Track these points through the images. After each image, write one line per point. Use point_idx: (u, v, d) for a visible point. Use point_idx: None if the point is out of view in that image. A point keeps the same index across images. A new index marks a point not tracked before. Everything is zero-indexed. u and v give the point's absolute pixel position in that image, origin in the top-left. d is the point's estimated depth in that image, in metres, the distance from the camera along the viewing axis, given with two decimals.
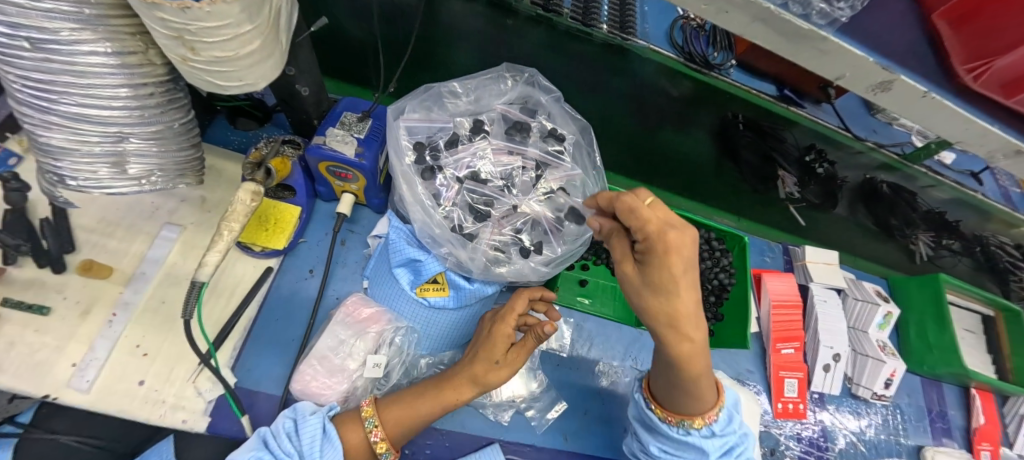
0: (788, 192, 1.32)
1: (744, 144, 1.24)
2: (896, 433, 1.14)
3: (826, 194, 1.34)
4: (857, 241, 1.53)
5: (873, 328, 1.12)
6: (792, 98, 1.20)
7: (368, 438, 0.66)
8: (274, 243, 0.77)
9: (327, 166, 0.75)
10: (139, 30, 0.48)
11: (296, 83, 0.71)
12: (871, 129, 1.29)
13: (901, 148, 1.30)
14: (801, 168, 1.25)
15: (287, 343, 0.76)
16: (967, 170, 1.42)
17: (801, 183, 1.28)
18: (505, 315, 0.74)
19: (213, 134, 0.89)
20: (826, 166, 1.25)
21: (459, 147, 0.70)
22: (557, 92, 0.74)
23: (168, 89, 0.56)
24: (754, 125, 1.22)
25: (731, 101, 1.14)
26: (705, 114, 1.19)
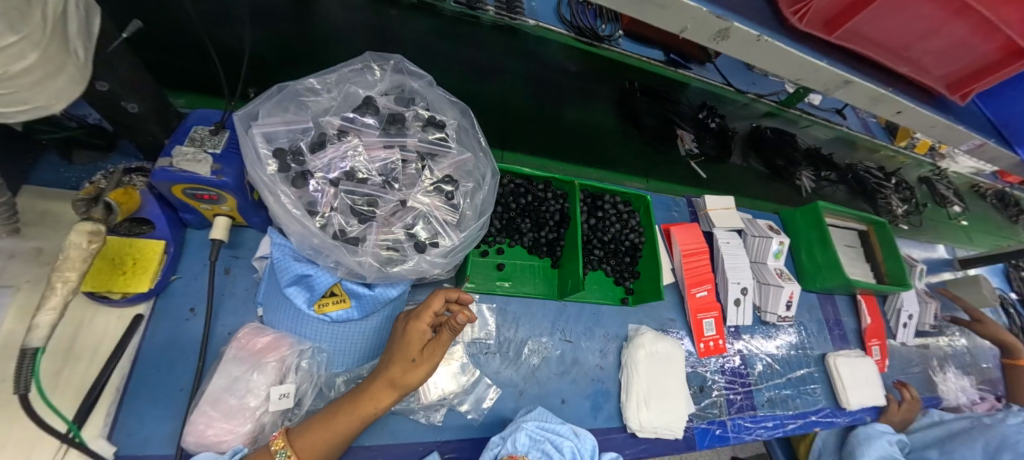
0: (688, 149, 1.42)
1: (643, 110, 1.30)
2: (803, 347, 1.28)
3: (721, 146, 1.44)
4: (753, 184, 1.66)
5: (770, 258, 1.24)
6: (679, 61, 1.24)
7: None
8: (137, 286, 0.67)
9: (183, 190, 0.66)
10: None
11: (120, 99, 0.61)
12: (752, 82, 1.38)
13: (777, 96, 1.41)
14: (695, 124, 1.37)
15: (176, 393, 0.68)
16: (832, 108, 1.58)
17: (699, 139, 1.39)
18: (418, 313, 0.72)
19: (40, 172, 0.75)
20: (718, 120, 1.38)
21: (328, 148, 0.65)
22: (428, 76, 0.74)
23: None
24: (650, 91, 1.29)
25: (625, 69, 1.19)
26: (604, 86, 1.26)
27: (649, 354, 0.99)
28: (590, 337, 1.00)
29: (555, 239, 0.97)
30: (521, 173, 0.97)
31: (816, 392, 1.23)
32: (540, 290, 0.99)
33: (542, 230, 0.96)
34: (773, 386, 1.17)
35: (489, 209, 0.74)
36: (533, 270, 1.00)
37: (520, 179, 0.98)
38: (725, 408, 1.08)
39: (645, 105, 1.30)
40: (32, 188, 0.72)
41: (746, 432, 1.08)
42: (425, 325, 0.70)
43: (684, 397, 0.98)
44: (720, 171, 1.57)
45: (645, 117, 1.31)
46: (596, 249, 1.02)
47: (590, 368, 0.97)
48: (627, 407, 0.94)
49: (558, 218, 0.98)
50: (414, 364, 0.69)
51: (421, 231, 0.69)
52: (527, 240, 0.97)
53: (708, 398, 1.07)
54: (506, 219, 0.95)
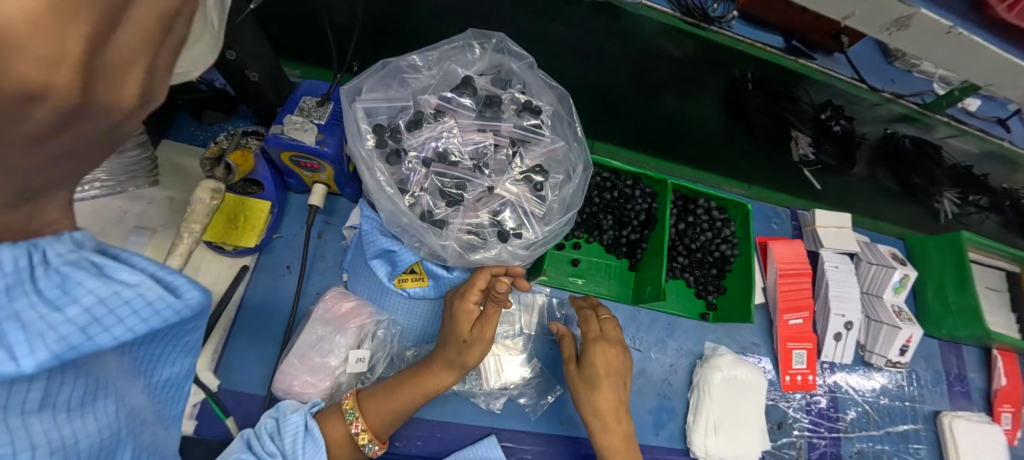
0: (802, 155, 1.25)
1: (754, 106, 1.16)
2: (912, 400, 1.10)
3: (844, 154, 1.23)
4: (872, 200, 1.43)
5: (888, 292, 1.06)
6: (801, 50, 1.08)
7: (350, 431, 0.64)
8: (245, 240, 0.72)
9: (290, 156, 0.70)
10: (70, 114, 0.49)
11: (245, 68, 0.66)
12: (888, 79, 1.14)
13: (920, 97, 1.16)
14: (815, 127, 1.16)
15: (269, 342, 0.74)
16: (992, 116, 1.24)
17: (817, 144, 1.20)
18: (463, 289, 0.64)
19: (176, 130, 0.83)
20: (843, 123, 1.15)
21: (424, 127, 0.64)
22: (530, 57, 0.69)
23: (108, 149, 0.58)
24: (763, 84, 1.11)
25: (736, 59, 1.04)
26: (712, 76, 1.09)
27: (726, 378, 0.90)
28: (661, 349, 0.93)
29: (637, 240, 0.91)
30: (610, 166, 0.91)
31: (919, 453, 1.06)
32: (614, 292, 0.94)
33: (624, 230, 0.91)
34: (866, 438, 1.03)
35: (578, 203, 0.70)
36: (608, 270, 0.94)
37: (608, 173, 0.92)
38: (805, 450, 0.97)
39: (755, 101, 1.14)
40: (170, 143, 0.81)
41: None
42: (471, 307, 0.63)
43: (760, 431, 0.89)
44: (835, 184, 1.38)
45: (754, 114, 1.18)
46: (681, 257, 0.94)
47: (656, 381, 0.91)
48: (693, 429, 0.88)
49: (643, 219, 0.91)
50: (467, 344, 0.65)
51: (507, 220, 0.67)
52: (607, 238, 0.92)
53: (786, 437, 0.96)
54: (587, 214, 0.91)
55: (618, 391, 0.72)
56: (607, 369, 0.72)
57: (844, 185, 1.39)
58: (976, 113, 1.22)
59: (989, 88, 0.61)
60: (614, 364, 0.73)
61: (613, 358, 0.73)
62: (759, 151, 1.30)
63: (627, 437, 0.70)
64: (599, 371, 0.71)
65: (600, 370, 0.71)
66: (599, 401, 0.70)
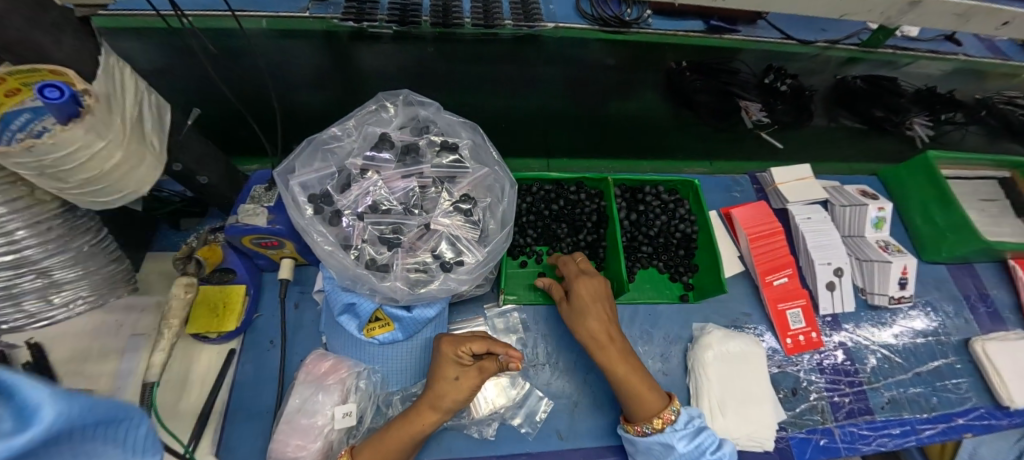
0: (756, 120, 1.22)
1: (697, 89, 1.13)
2: (935, 333, 1.04)
3: (798, 109, 1.21)
4: (843, 145, 1.35)
5: (868, 229, 1.05)
6: (723, 26, 1.09)
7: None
8: (226, 325, 0.79)
9: (250, 239, 0.77)
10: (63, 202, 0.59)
11: (196, 174, 0.75)
12: (818, 29, 1.15)
13: (856, 37, 1.15)
14: (762, 91, 1.16)
15: (264, 416, 0.78)
16: (938, 36, 1.22)
17: (770, 107, 1.19)
18: (456, 339, 0.74)
19: (158, 241, 0.93)
20: (790, 82, 1.15)
21: (353, 187, 0.71)
22: (436, 103, 0.77)
23: (70, 251, 0.62)
24: (700, 66, 1.10)
25: (665, 50, 1.05)
26: (643, 73, 1.11)
27: (722, 354, 0.89)
28: (648, 341, 0.93)
29: (595, 241, 0.94)
30: (550, 178, 0.96)
31: (961, 388, 0.99)
32: None
33: (580, 234, 0.94)
34: (895, 385, 0.97)
35: (510, 219, 0.74)
36: None
37: (550, 185, 0.96)
38: (829, 413, 0.92)
39: (696, 83, 1.12)
40: (154, 254, 0.91)
41: (862, 442, 0.90)
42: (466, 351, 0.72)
43: (769, 402, 0.86)
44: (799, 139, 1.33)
45: (699, 97, 1.16)
46: (643, 246, 0.96)
47: (651, 374, 0.90)
48: (699, 416, 0.85)
49: (596, 219, 0.95)
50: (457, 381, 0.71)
51: (446, 251, 0.72)
52: (566, 245, 0.95)
53: (805, 403, 0.92)
54: (541, 227, 0.95)
55: (607, 315, 0.78)
56: (589, 296, 0.78)
57: (808, 137, 1.33)
58: (919, 37, 1.20)
59: (846, 17, 0.63)
60: (595, 290, 0.79)
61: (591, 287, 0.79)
62: (710, 127, 1.25)
63: (624, 350, 0.75)
64: (583, 299, 0.77)
65: (586, 297, 0.78)
66: (593, 326, 0.76)
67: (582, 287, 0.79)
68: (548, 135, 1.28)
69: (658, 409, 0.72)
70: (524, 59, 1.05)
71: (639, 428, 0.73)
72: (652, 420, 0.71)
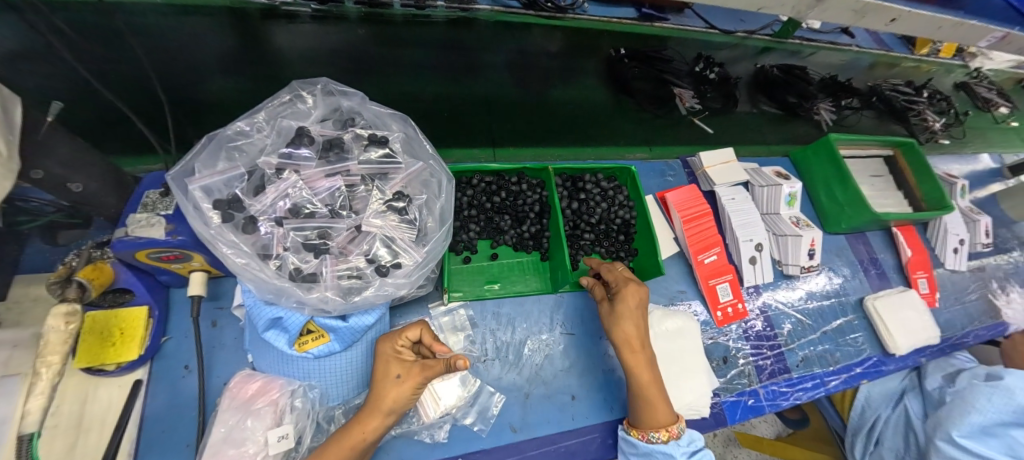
0: (689, 107, 1.25)
1: (635, 76, 1.17)
2: (837, 295, 1.18)
3: (725, 96, 1.27)
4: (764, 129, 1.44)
5: (783, 207, 1.14)
6: (653, 14, 1.11)
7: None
8: (127, 355, 0.69)
9: (146, 254, 0.67)
10: None
11: (67, 181, 0.63)
12: (738, 19, 1.22)
13: (771, 28, 1.23)
14: (694, 79, 1.21)
15: (183, 450, 0.70)
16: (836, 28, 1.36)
17: (701, 94, 1.23)
18: (393, 334, 0.71)
19: (29, 262, 0.79)
20: (717, 70, 1.22)
21: (268, 189, 0.63)
22: (361, 93, 0.71)
23: None
24: (638, 54, 1.16)
25: (599, 36, 1.08)
26: (588, 58, 1.14)
27: (661, 331, 0.94)
28: (594, 325, 0.95)
29: (538, 232, 0.94)
30: (490, 170, 0.93)
31: (858, 341, 1.13)
32: (533, 285, 0.95)
33: (523, 225, 0.94)
34: (807, 344, 1.09)
35: (449, 216, 0.71)
36: (522, 267, 0.96)
37: (491, 177, 0.94)
38: (755, 375, 1.01)
39: (635, 70, 1.16)
40: (24, 277, 0.76)
41: (782, 398, 1.00)
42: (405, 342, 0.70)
43: (704, 371, 0.92)
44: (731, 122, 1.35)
45: (637, 84, 1.18)
46: (586, 233, 0.97)
47: (599, 358, 0.92)
48: None
49: (538, 209, 0.94)
50: (399, 379, 0.68)
51: (382, 254, 0.67)
52: (510, 238, 0.94)
53: (734, 369, 1.00)
54: (484, 219, 0.92)
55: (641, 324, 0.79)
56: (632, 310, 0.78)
57: (736, 124, 1.36)
58: (822, 29, 1.32)
59: (764, 11, 0.66)
60: (640, 300, 0.79)
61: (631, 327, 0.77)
62: (649, 115, 1.25)
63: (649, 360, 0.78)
64: (630, 306, 0.77)
65: (629, 302, 0.78)
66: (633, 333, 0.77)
67: (632, 297, 0.79)
68: None
69: (665, 421, 0.75)
70: (465, 43, 1.01)
71: (645, 435, 0.75)
72: (659, 430, 0.73)
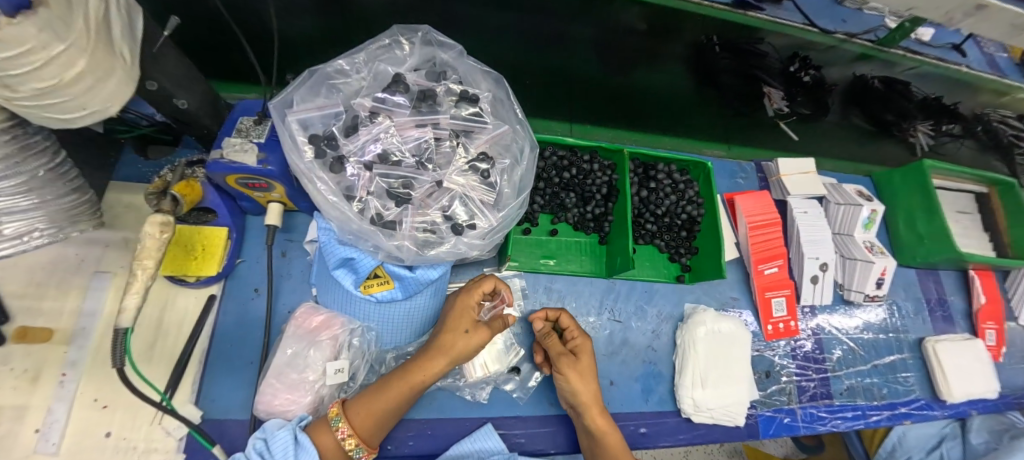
0: (777, 108, 1.11)
1: (723, 68, 1.03)
2: (895, 330, 1.12)
3: (817, 102, 1.12)
4: (852, 145, 1.32)
5: (858, 229, 1.07)
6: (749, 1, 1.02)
7: (338, 439, 0.64)
8: (206, 270, 0.73)
9: (236, 179, 0.69)
10: (11, 122, 0.50)
11: (173, 96, 0.65)
12: (839, 21, 1.11)
13: (874, 34, 1.11)
14: (784, 79, 1.06)
15: (247, 366, 0.74)
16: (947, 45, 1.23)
17: (791, 96, 1.09)
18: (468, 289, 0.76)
19: (123, 169, 0.83)
20: (813, 72, 1.07)
21: (361, 131, 0.64)
22: (459, 46, 0.69)
23: (21, 182, 0.53)
24: (729, 44, 1.01)
25: (687, 19, 0.93)
26: (674, 42, 0.99)
27: (710, 332, 0.92)
28: (641, 317, 0.94)
29: (602, 214, 0.92)
30: (565, 144, 0.91)
31: (908, 381, 1.08)
32: (588, 267, 0.94)
33: (588, 205, 0.92)
34: (855, 374, 1.05)
35: (529, 186, 0.70)
36: (579, 247, 0.95)
37: (564, 151, 0.92)
38: (796, 395, 0.98)
39: (723, 62, 1.02)
40: (118, 184, 0.81)
41: (820, 422, 0.98)
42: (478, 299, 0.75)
43: (747, 381, 0.90)
44: (815, 132, 1.25)
45: (726, 77, 1.05)
46: (648, 224, 0.95)
47: (641, 349, 0.92)
48: (681, 385, 0.88)
49: (605, 192, 0.92)
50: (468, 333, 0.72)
51: (459, 213, 0.67)
52: (572, 216, 0.92)
53: (776, 384, 0.98)
54: (549, 194, 0.91)
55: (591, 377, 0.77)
56: (582, 365, 0.76)
57: (823, 133, 1.27)
58: (931, 43, 1.20)
59: (914, 11, 0.59)
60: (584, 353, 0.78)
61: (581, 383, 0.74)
62: (731, 110, 1.17)
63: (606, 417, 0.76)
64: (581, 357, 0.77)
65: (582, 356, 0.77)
66: (587, 390, 0.75)
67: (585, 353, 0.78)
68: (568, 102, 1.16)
69: None
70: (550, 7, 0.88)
71: None
72: None
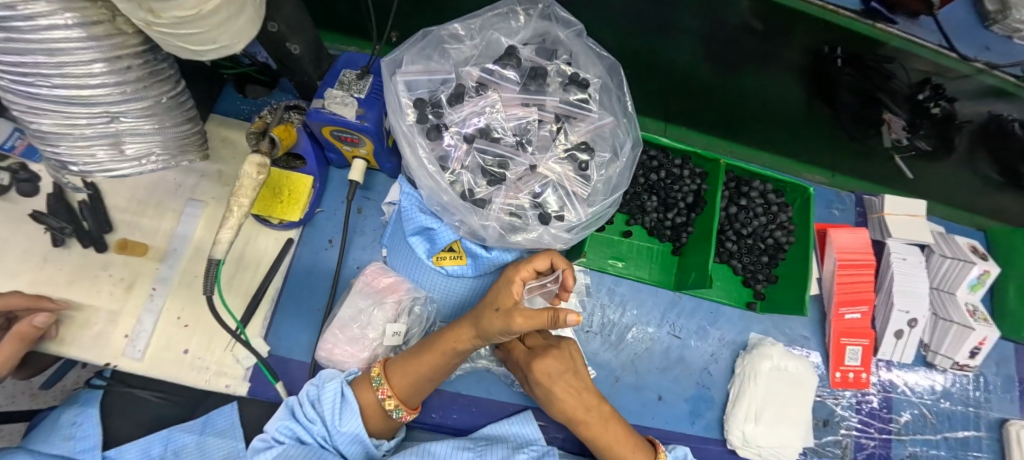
0: (894, 139, 1.02)
1: (844, 85, 0.94)
2: (976, 405, 1.02)
3: (942, 138, 1.01)
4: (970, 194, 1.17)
5: (963, 289, 0.96)
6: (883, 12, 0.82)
7: (378, 398, 0.63)
8: (290, 215, 0.75)
9: (331, 131, 0.69)
10: (145, 48, 0.51)
11: (286, 40, 0.65)
12: (980, 47, 0.86)
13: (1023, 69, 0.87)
14: (910, 108, 0.95)
15: (314, 313, 0.77)
16: None
17: (914, 128, 0.98)
18: (523, 262, 0.62)
19: (223, 104, 0.86)
20: (943, 104, 0.93)
21: (465, 102, 0.61)
22: (579, 25, 0.64)
23: (147, 106, 0.55)
24: (858, 60, 0.89)
25: (802, 23, 0.81)
26: (798, 50, 0.88)
27: (773, 368, 0.86)
28: (702, 338, 0.90)
29: (682, 224, 0.87)
30: (658, 144, 0.86)
31: None
32: (655, 277, 0.90)
33: (670, 213, 0.87)
34: (921, 442, 0.96)
35: (624, 184, 0.66)
36: (650, 255, 0.91)
37: (655, 151, 0.87)
38: (851, 450, 0.92)
39: (845, 78, 0.92)
40: (217, 117, 0.83)
41: None
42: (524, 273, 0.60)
43: (804, 426, 0.84)
44: (933, 173, 1.12)
45: (846, 95, 0.97)
46: (730, 242, 0.89)
47: (695, 370, 0.88)
48: (730, 415, 0.84)
49: (691, 201, 0.86)
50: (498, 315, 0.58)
51: (550, 202, 0.64)
52: (650, 221, 0.88)
53: (832, 435, 0.92)
54: (630, 194, 0.87)
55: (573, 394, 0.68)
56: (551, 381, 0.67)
57: (942, 175, 1.13)
58: None
59: None
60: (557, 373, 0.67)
61: (556, 397, 0.67)
62: (845, 134, 1.06)
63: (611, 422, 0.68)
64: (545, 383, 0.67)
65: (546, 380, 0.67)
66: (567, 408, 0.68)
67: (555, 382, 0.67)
68: (658, 99, 1.09)
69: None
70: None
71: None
72: None
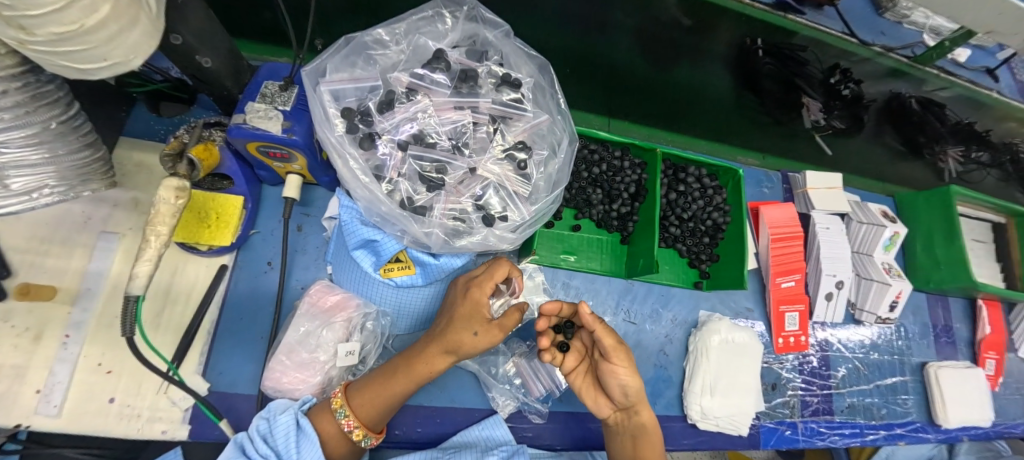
0: (813, 120, 1.06)
1: (766, 74, 0.98)
2: (900, 353, 1.13)
3: (854, 117, 1.08)
4: (879, 163, 1.29)
5: (878, 250, 1.06)
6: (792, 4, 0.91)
7: (344, 430, 0.61)
8: (220, 240, 0.70)
9: (257, 147, 0.65)
10: (25, 70, 0.46)
11: (196, 54, 0.60)
12: (878, 31, 0.97)
13: (911, 50, 0.98)
14: (824, 91, 0.98)
15: (257, 341, 0.72)
16: (980, 66, 1.08)
17: (830, 110, 1.02)
18: (482, 279, 0.65)
19: (134, 126, 0.79)
20: (852, 87, 0.98)
21: (396, 108, 0.60)
22: (506, 25, 0.65)
23: (30, 133, 0.50)
24: (775, 49, 0.95)
25: (722, 17, 0.86)
26: (719, 41, 0.93)
27: (723, 342, 0.91)
28: (656, 320, 0.94)
29: (627, 213, 0.89)
30: (597, 138, 0.88)
31: (907, 403, 1.09)
32: (607, 267, 0.93)
33: (614, 203, 0.89)
34: (857, 393, 1.05)
35: (564, 180, 0.67)
36: (600, 245, 0.93)
37: (596, 145, 0.89)
38: (799, 409, 0.99)
39: (766, 68, 0.97)
40: (127, 140, 0.77)
41: (819, 437, 0.99)
42: (490, 292, 0.64)
43: (754, 393, 0.90)
44: (847, 147, 1.23)
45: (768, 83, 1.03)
46: (673, 227, 0.93)
47: (652, 352, 0.92)
48: (689, 391, 0.88)
49: (634, 191, 0.89)
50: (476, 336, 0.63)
51: (492, 203, 0.64)
52: (597, 213, 0.90)
53: (781, 397, 0.98)
54: (576, 188, 0.89)
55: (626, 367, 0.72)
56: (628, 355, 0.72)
57: (854, 149, 1.24)
58: (965, 64, 1.06)
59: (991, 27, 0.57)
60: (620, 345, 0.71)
61: (631, 377, 0.70)
62: (769, 118, 1.14)
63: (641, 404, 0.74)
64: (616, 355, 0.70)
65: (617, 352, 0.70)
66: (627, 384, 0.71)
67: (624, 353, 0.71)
68: (596, 93, 1.11)
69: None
70: None
71: None
72: None
